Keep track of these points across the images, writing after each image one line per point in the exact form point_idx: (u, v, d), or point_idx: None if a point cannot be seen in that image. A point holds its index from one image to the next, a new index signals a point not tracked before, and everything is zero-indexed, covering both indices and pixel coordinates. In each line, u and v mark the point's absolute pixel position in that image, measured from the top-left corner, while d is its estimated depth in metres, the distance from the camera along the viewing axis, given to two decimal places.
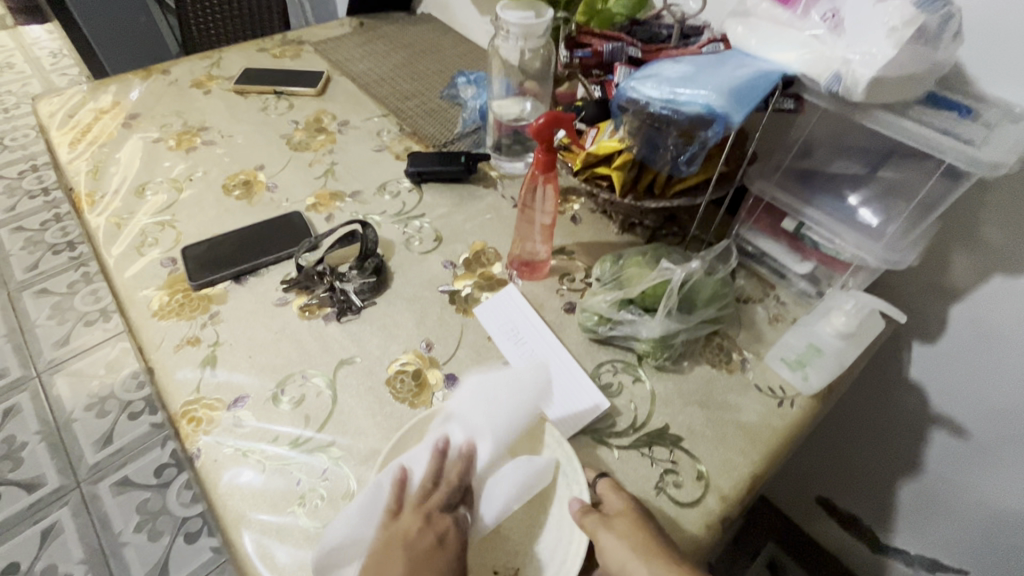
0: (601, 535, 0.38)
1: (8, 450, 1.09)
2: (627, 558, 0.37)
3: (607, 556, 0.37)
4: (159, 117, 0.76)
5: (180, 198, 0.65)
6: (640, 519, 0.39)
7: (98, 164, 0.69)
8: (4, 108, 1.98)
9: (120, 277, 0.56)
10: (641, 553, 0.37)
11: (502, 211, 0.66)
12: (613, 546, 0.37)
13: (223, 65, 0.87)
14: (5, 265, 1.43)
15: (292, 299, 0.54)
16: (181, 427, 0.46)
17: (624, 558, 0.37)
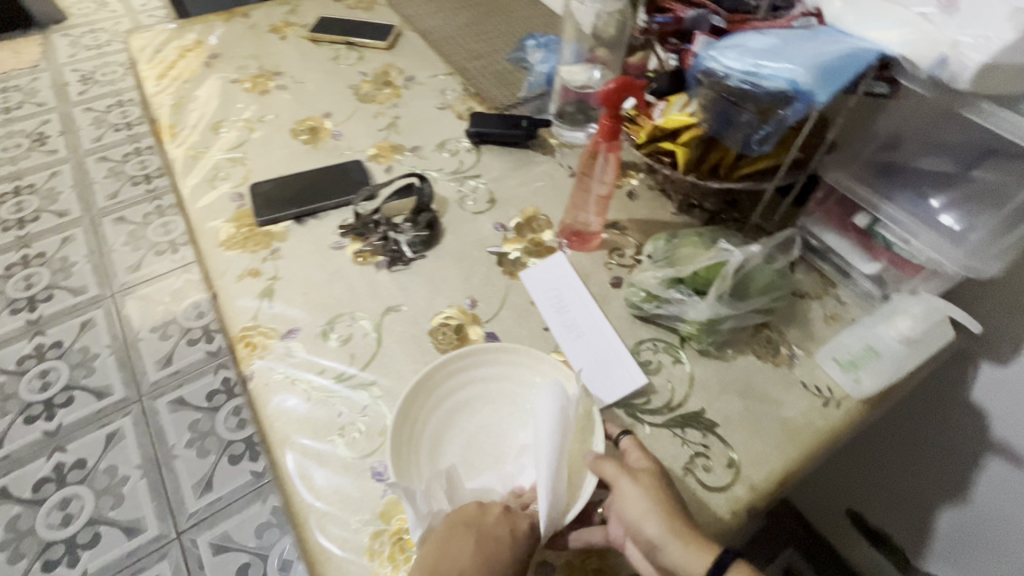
0: (621, 482, 0.38)
1: (82, 358, 1.20)
2: (645, 509, 0.37)
3: (622, 504, 0.38)
4: (237, 58, 0.79)
5: (250, 137, 0.68)
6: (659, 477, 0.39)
7: (180, 99, 0.73)
8: (97, 44, 2.10)
9: (193, 206, 0.60)
10: (660, 507, 0.37)
11: (558, 178, 0.65)
12: (630, 495, 0.38)
13: (300, 12, 0.89)
14: (90, 191, 1.54)
15: (347, 244, 0.56)
16: (238, 349, 0.49)
17: (643, 508, 0.37)
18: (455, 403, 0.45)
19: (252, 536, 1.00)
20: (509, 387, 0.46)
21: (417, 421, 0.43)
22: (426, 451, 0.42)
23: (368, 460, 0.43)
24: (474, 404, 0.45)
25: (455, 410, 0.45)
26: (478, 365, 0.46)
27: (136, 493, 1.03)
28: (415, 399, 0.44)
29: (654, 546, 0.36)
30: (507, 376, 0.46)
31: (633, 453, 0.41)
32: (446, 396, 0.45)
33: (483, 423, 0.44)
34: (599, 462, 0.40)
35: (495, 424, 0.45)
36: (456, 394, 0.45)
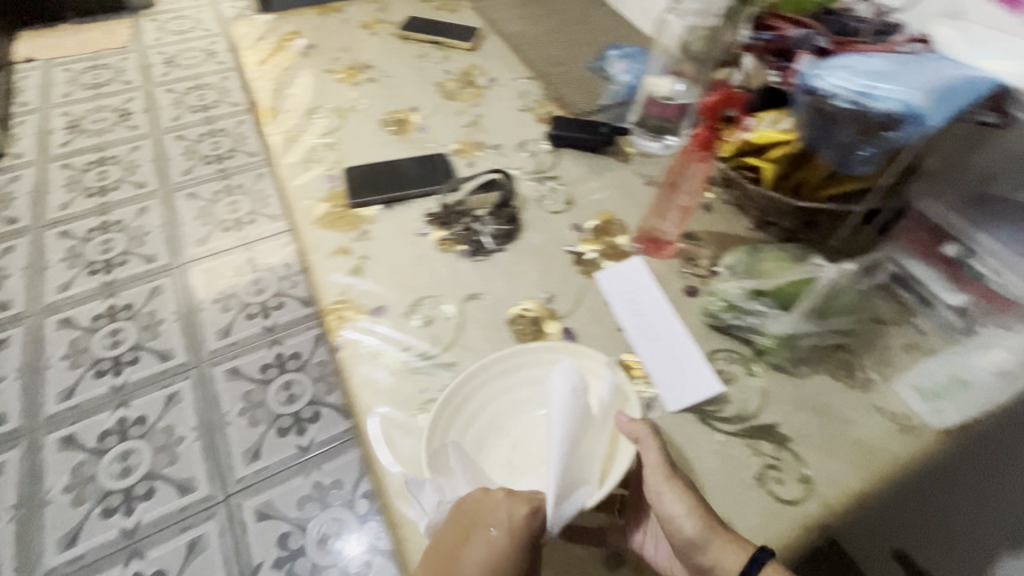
0: (664, 484, 0.40)
1: (149, 322, 1.28)
2: (685, 511, 0.39)
3: (663, 499, 0.39)
4: (331, 49, 0.83)
5: (343, 124, 0.71)
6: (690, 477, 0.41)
7: (279, 84, 0.77)
8: (181, 30, 2.24)
9: (290, 185, 0.64)
10: (699, 511, 0.39)
11: (634, 186, 0.66)
12: (672, 497, 0.39)
13: (389, 10, 0.93)
14: (167, 166, 1.64)
15: (431, 232, 0.59)
16: (328, 320, 0.52)
17: (684, 509, 0.39)
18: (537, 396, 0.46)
19: (294, 507, 1.03)
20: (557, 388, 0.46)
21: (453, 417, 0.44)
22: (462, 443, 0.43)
23: None
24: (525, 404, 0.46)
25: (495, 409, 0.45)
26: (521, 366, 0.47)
27: (190, 453, 1.08)
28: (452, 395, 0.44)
29: (693, 543, 0.38)
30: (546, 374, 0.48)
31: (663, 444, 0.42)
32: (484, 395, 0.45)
33: (532, 421, 0.45)
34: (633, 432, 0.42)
35: (542, 423, 0.45)
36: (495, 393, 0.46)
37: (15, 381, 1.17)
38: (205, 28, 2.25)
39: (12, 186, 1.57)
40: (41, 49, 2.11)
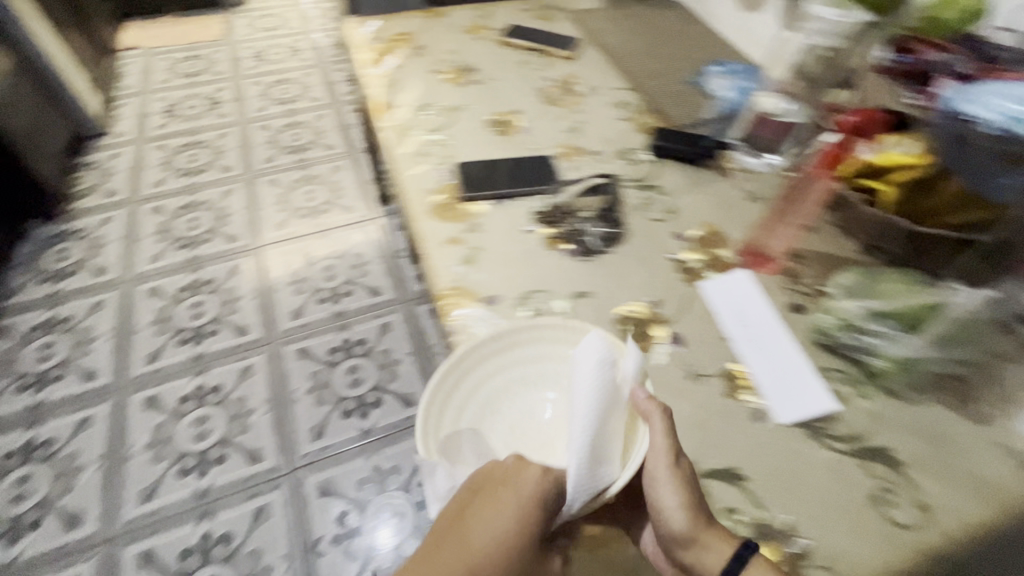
0: (660, 475, 0.41)
1: (228, 297, 1.35)
2: (675, 508, 0.40)
3: (659, 491, 0.40)
4: (438, 51, 0.87)
5: (451, 121, 0.75)
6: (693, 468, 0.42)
7: (391, 81, 0.81)
8: (270, 27, 2.37)
9: (404, 176, 0.67)
10: (690, 509, 0.40)
11: (736, 200, 0.67)
12: (665, 492, 0.40)
13: (492, 17, 0.97)
14: (252, 154, 1.73)
15: (539, 230, 0.61)
16: (443, 306, 0.54)
17: (673, 506, 0.40)
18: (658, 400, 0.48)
19: (353, 487, 1.07)
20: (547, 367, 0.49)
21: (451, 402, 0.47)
22: (464, 424, 0.46)
23: None
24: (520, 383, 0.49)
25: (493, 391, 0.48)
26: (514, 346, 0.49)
27: (260, 425, 1.14)
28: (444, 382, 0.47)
29: (679, 538, 0.40)
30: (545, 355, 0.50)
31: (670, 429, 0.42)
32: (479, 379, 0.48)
33: (526, 399, 0.49)
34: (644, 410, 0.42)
35: (536, 404, 0.49)
36: (488, 375, 0.48)
37: (107, 342, 1.26)
38: (290, 27, 2.38)
39: (112, 162, 1.69)
40: (143, 39, 2.27)
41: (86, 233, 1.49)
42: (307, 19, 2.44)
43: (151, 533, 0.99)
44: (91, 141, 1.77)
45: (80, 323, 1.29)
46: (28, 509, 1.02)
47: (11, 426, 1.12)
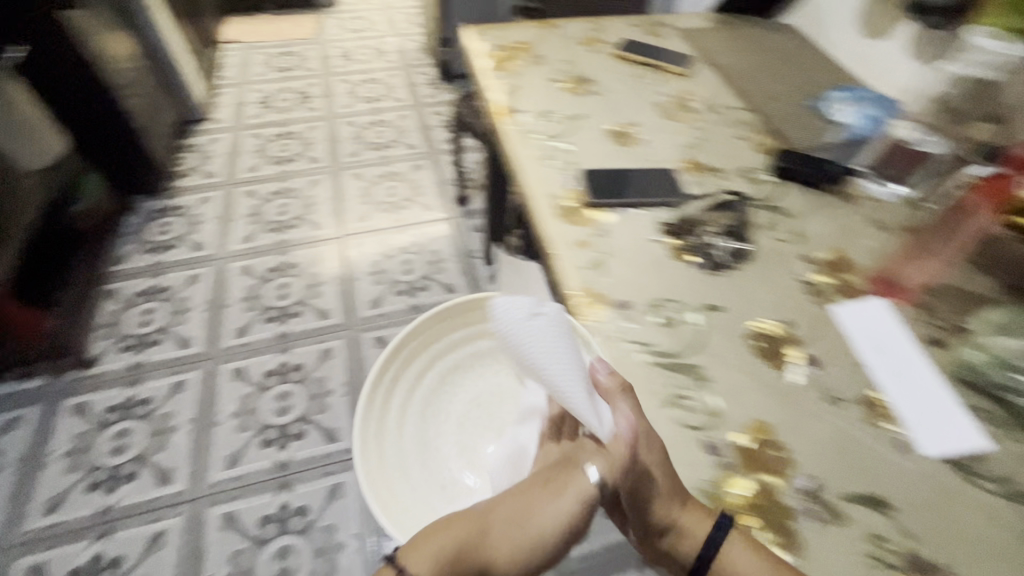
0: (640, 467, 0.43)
1: (312, 282, 1.41)
2: (653, 499, 0.42)
3: (641, 484, 0.42)
4: (555, 61, 0.90)
5: (573, 129, 0.76)
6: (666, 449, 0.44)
7: (512, 88, 0.84)
8: (358, 29, 2.49)
9: (529, 177, 0.69)
10: (667, 499, 0.42)
11: (863, 227, 0.66)
12: (644, 483, 0.42)
13: (605, 31, 0.99)
14: (338, 148, 1.82)
15: (666, 240, 0.62)
16: (576, 307, 0.56)
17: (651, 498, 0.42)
18: (803, 422, 0.48)
19: None
20: (468, 361, 0.64)
21: (388, 417, 0.60)
22: (410, 420, 0.61)
23: (699, 434, 0.47)
24: (452, 375, 0.64)
25: (426, 400, 0.62)
26: (439, 351, 0.64)
27: (338, 406, 1.18)
28: (372, 406, 0.59)
29: (658, 527, 0.42)
30: (452, 350, 0.64)
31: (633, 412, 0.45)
32: (408, 394, 0.62)
33: (464, 392, 0.64)
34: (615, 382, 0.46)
35: (474, 392, 0.64)
36: (410, 386, 0.62)
37: (201, 313, 1.34)
38: (377, 30, 2.48)
39: (211, 146, 1.80)
40: (243, 33, 2.41)
41: (185, 209, 1.59)
42: (393, 23, 2.54)
43: (233, 497, 1.05)
44: (193, 125, 1.89)
45: (178, 293, 1.38)
46: (125, 461, 1.09)
47: (113, 382, 1.20)
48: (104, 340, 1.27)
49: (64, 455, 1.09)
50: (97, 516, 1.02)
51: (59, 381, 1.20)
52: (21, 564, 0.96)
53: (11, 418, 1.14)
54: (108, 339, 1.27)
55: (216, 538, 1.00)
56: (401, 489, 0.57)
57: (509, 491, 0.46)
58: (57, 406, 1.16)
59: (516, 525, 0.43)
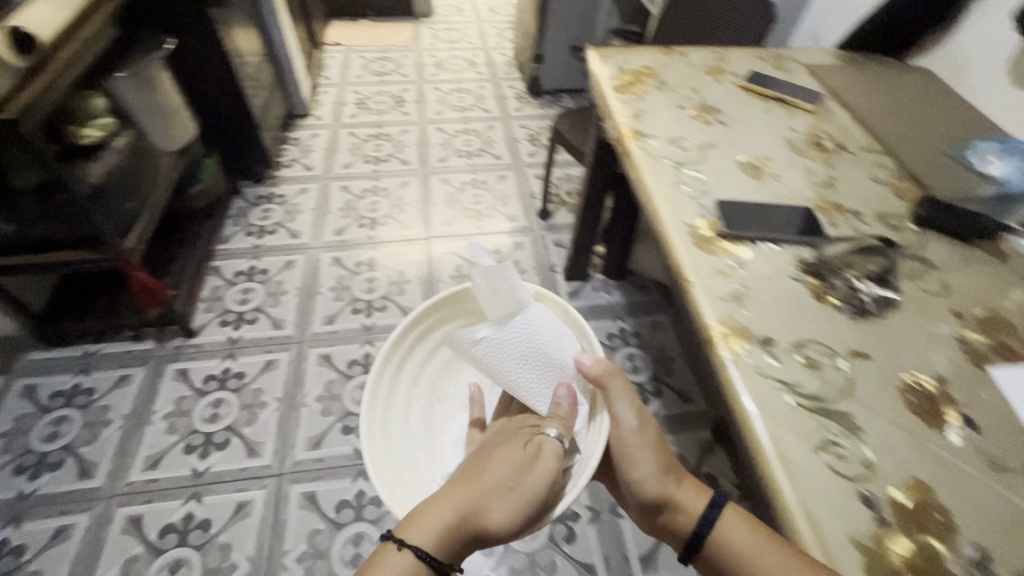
0: (635, 450, 0.58)
1: (396, 280, 1.46)
2: (648, 479, 0.56)
3: (638, 465, 0.57)
4: (680, 87, 0.90)
5: (702, 157, 0.77)
6: (664, 439, 0.59)
7: (638, 111, 0.85)
8: (451, 40, 2.58)
9: (662, 201, 0.69)
10: (661, 482, 0.56)
11: (1018, 288, 0.63)
12: (640, 464, 0.57)
13: (729, 61, 0.99)
14: (428, 152, 1.88)
15: (806, 280, 0.61)
16: (715, 336, 0.55)
17: (646, 478, 0.56)
18: (963, 487, 0.46)
19: None
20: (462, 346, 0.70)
21: (394, 399, 0.64)
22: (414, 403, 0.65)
23: (852, 484, 0.45)
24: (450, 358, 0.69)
25: (429, 383, 0.67)
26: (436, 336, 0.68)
27: None
28: (379, 391, 0.62)
29: (655, 504, 0.56)
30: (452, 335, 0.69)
31: (632, 400, 0.59)
32: (411, 376, 0.66)
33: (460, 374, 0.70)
34: (595, 372, 0.60)
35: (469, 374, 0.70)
36: (415, 370, 0.66)
37: (294, 297, 1.41)
38: (469, 42, 2.57)
39: (311, 141, 1.91)
40: (345, 36, 2.55)
41: (285, 198, 1.68)
42: (485, 36, 2.63)
43: (315, 478, 1.09)
44: (295, 120, 2.01)
45: (274, 276, 1.46)
46: (218, 429, 1.15)
47: (212, 354, 1.28)
48: (207, 313, 1.36)
49: (166, 416, 1.17)
50: (191, 477, 1.08)
51: (165, 347, 1.29)
52: (121, 514, 1.03)
53: (120, 375, 1.23)
54: (210, 313, 1.36)
55: (296, 515, 1.04)
56: (404, 466, 0.61)
57: (496, 463, 0.55)
58: (163, 370, 1.24)
59: (510, 490, 0.52)
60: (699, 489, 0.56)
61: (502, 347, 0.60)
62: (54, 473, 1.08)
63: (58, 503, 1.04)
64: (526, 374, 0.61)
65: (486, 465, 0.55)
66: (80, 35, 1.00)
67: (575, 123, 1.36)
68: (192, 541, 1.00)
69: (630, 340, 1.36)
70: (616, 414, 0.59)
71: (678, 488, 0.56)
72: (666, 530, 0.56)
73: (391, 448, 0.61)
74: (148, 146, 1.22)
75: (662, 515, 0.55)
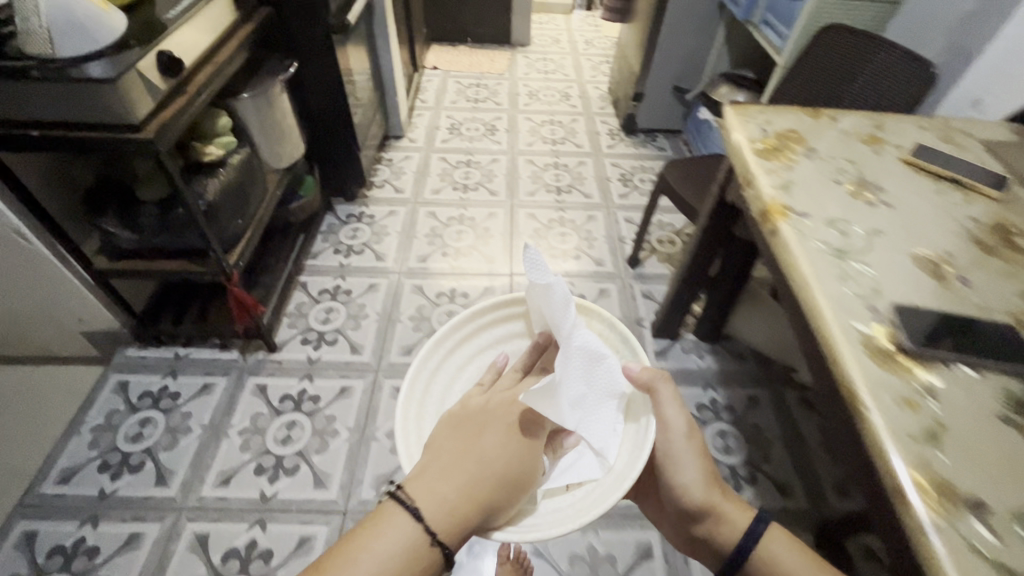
0: (681, 453, 0.63)
1: None
2: (691, 483, 0.63)
3: (685, 473, 0.63)
4: (834, 156, 0.80)
5: (867, 246, 0.66)
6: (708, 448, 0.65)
7: (787, 182, 0.75)
8: (547, 70, 2.58)
9: (824, 298, 0.60)
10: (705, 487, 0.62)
11: None
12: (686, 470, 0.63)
13: (887, 129, 0.87)
14: (517, 184, 1.86)
15: (1017, 423, 0.49)
16: (908, 489, 0.45)
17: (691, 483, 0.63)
18: None
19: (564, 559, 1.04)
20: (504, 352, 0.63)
21: (428, 397, 0.57)
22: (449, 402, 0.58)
23: None
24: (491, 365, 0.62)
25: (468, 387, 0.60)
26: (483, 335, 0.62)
27: None
28: (416, 383, 0.57)
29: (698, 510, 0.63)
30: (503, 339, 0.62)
31: (679, 403, 0.62)
32: (451, 377, 0.60)
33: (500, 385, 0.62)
34: (646, 379, 0.60)
35: None
36: (456, 369, 0.60)
37: (374, 322, 1.40)
38: (564, 73, 2.55)
39: (403, 163, 1.93)
40: (444, 60, 2.60)
41: (373, 219, 1.69)
42: (580, 68, 2.60)
43: None
44: (390, 141, 2.05)
45: (356, 298, 1.45)
46: (289, 454, 1.14)
47: (292, 372, 1.28)
48: (289, 329, 1.37)
49: (241, 432, 1.17)
50: (258, 502, 1.07)
51: (248, 360, 1.30)
52: (189, 529, 1.03)
53: (203, 383, 1.25)
54: (293, 329, 1.37)
55: None
56: None
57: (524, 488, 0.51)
58: (244, 383, 1.26)
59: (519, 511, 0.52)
60: (740, 503, 0.63)
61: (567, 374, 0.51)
62: (134, 476, 1.09)
63: (133, 508, 1.05)
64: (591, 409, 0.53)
65: (502, 456, 0.50)
66: (216, 57, 1.06)
67: (683, 173, 1.26)
68: (252, 571, 0.98)
69: (721, 414, 1.24)
70: (667, 416, 0.62)
71: (722, 498, 0.63)
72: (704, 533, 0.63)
73: (414, 443, 0.54)
74: (262, 165, 1.26)
75: (709, 522, 0.62)
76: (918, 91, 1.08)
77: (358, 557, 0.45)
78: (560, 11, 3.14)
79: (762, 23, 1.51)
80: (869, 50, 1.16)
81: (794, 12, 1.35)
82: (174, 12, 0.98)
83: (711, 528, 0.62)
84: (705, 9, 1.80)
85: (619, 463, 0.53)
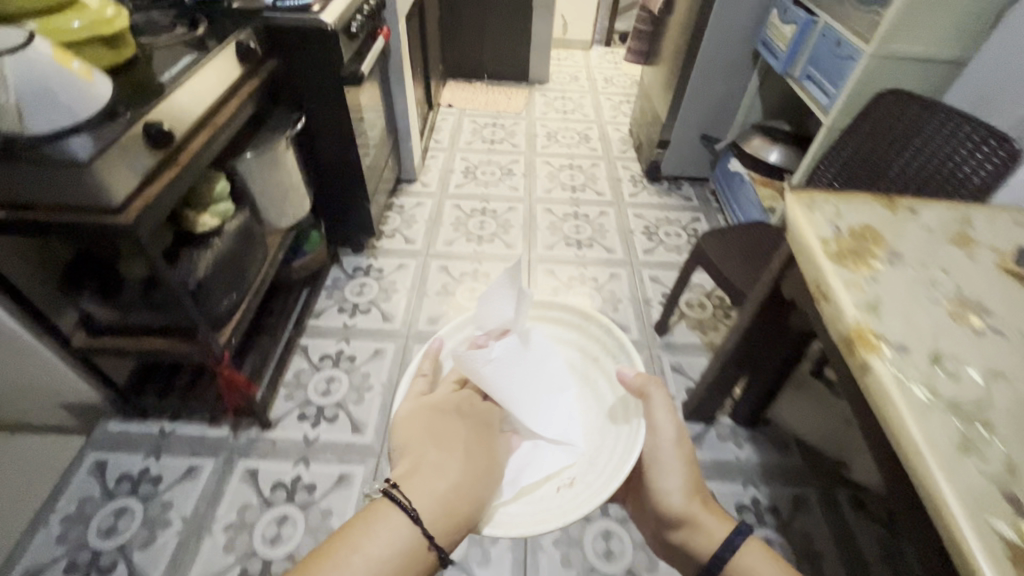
0: (668, 464, 0.71)
1: None
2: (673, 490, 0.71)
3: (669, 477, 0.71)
4: (923, 263, 0.68)
5: (986, 398, 0.54)
6: (692, 456, 0.72)
7: (874, 300, 0.63)
8: (566, 109, 2.50)
9: (946, 481, 0.47)
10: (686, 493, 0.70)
11: None
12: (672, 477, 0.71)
13: (978, 226, 0.75)
14: (534, 237, 1.75)
15: None
16: None
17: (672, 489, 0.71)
18: None
19: None
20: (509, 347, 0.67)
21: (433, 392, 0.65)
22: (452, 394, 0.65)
23: None
24: None
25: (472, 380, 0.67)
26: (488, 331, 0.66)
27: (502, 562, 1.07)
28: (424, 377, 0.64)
29: (679, 517, 0.70)
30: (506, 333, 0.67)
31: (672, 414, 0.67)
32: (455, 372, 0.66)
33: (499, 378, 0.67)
34: (638, 385, 0.62)
35: None
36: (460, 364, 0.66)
37: (378, 396, 1.28)
38: (583, 113, 2.47)
39: (415, 210, 1.84)
40: (460, 98, 2.53)
41: (382, 273, 1.59)
42: (600, 108, 2.52)
43: None
44: (402, 185, 1.96)
45: (360, 366, 1.34)
46: (279, 558, 1.01)
47: (286, 455, 1.16)
48: (286, 402, 1.25)
49: (226, 528, 1.05)
50: None
51: (239, 438, 1.18)
52: None
53: (189, 466, 1.13)
54: (290, 402, 1.25)
55: None
56: None
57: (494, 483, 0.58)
58: (233, 466, 1.14)
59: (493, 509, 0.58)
60: (720, 515, 0.70)
61: (515, 368, 0.59)
62: None
63: None
64: (550, 405, 0.61)
65: (473, 452, 0.59)
66: (214, 120, 0.96)
67: (724, 246, 1.15)
68: None
69: (765, 519, 1.10)
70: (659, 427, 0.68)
71: (701, 509, 0.71)
72: (682, 538, 0.71)
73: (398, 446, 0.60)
74: (262, 229, 1.16)
75: (688, 531, 0.69)
76: (996, 166, 0.93)
77: (351, 559, 0.51)
78: (578, 48, 3.09)
79: (804, 78, 1.41)
80: (920, 122, 1.05)
81: (844, 71, 1.24)
82: (168, 75, 0.88)
83: (687, 534, 0.70)
84: (738, 57, 1.70)
85: (598, 460, 0.58)
